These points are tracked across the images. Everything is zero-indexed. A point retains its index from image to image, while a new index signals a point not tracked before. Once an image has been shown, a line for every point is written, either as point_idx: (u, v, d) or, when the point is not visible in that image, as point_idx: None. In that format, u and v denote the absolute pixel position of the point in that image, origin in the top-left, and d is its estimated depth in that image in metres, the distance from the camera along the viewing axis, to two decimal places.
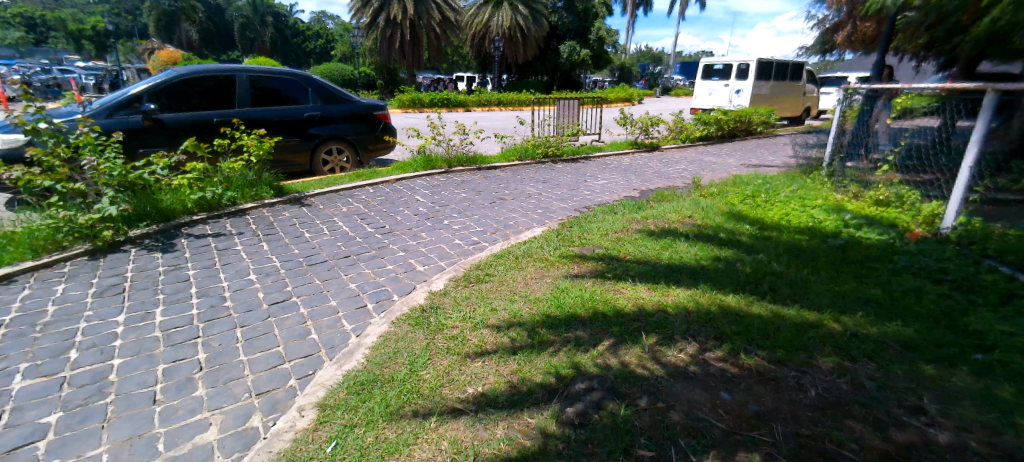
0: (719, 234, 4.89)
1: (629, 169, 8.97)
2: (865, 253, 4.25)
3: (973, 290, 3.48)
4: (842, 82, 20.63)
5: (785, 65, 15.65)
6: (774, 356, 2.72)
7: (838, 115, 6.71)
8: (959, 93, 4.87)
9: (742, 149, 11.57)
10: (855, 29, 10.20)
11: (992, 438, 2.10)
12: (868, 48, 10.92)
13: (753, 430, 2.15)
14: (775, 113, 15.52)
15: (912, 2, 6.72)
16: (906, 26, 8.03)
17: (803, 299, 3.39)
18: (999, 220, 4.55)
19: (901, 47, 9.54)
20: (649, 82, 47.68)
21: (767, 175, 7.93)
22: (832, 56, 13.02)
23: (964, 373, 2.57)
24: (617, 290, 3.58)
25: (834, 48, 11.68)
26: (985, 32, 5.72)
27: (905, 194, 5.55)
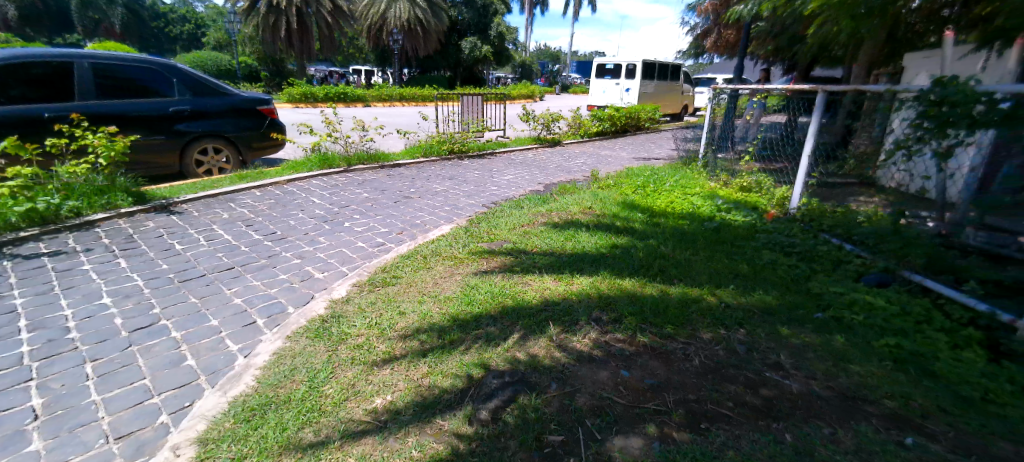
0: (615, 222, 5.21)
1: (533, 164, 9.20)
2: (735, 233, 4.81)
3: (817, 260, 4.10)
4: (712, 83, 23.12)
5: (666, 66, 17.11)
6: (664, 331, 2.96)
7: (710, 112, 7.54)
8: (800, 94, 5.67)
9: (633, 143, 12.47)
10: (720, 35, 11.40)
11: (832, 383, 2.50)
12: (732, 52, 12.33)
13: (649, 402, 2.32)
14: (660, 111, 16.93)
15: (763, 14, 7.68)
16: (760, 35, 9.19)
17: (688, 278, 3.73)
18: (832, 200, 5.41)
19: (758, 52, 10.89)
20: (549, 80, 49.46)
21: (654, 167, 8.63)
22: (704, 58, 14.52)
23: (811, 330, 3.01)
24: (525, 283, 3.65)
25: (704, 52, 12.99)
26: (818, 40, 6.70)
27: (763, 180, 6.39)
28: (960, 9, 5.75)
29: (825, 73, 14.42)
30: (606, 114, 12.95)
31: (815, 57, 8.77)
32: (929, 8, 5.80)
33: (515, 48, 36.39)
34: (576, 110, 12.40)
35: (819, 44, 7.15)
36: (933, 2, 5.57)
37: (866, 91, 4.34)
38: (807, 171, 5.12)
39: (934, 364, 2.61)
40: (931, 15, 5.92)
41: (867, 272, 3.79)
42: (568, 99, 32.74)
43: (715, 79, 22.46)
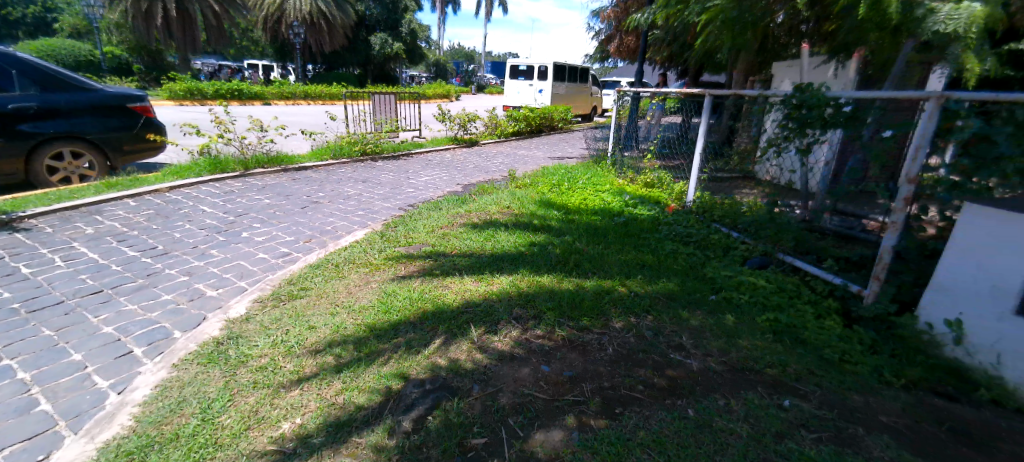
0: (533, 221, 5.31)
1: (451, 165, 9.10)
2: (641, 226, 5.13)
3: (711, 248, 4.50)
4: (618, 86, 24.53)
5: (575, 69, 17.83)
6: (580, 324, 3.07)
7: (615, 114, 7.98)
8: (692, 98, 6.20)
9: (548, 143, 12.82)
10: (622, 41, 12.12)
11: (726, 358, 2.75)
12: (633, 57, 13.16)
13: (568, 393, 2.39)
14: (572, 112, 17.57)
15: (658, 24, 8.29)
16: (656, 42, 9.91)
17: (601, 272, 3.91)
18: (723, 192, 5.99)
19: (656, 58, 11.72)
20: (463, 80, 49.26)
21: (568, 165, 8.94)
22: (610, 62, 15.33)
23: (708, 312, 3.31)
24: (445, 286, 3.60)
25: (609, 56, 13.73)
26: (704, 48, 7.37)
27: (664, 176, 6.89)
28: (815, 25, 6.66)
29: (713, 78, 15.92)
30: (521, 115, 13.15)
31: (703, 63, 9.64)
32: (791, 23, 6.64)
33: (427, 47, 35.72)
34: (491, 110, 12.47)
35: (706, 52, 7.88)
36: (794, 17, 6.38)
37: (744, 96, 4.85)
38: (701, 167, 5.61)
39: (806, 335, 2.99)
40: (793, 30, 6.79)
41: (751, 256, 4.24)
42: (483, 100, 32.88)
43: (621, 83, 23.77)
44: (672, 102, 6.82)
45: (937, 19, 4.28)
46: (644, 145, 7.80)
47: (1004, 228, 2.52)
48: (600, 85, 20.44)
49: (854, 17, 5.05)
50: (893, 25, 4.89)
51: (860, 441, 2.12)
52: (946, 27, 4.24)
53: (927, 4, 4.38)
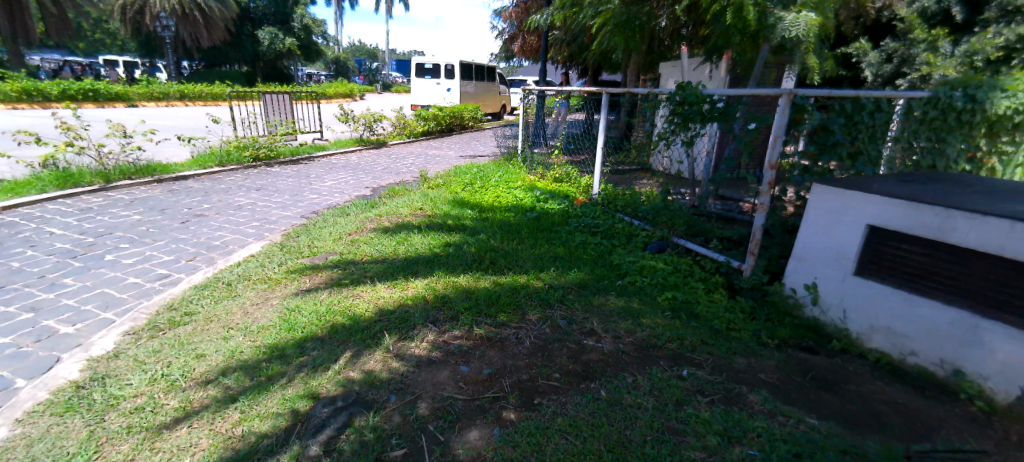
0: (447, 221, 5.25)
1: (358, 167, 8.68)
2: (552, 220, 5.30)
3: (615, 236, 4.79)
4: (524, 84, 25.01)
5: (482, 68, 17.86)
6: (498, 320, 3.10)
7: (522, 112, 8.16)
8: (592, 96, 6.53)
9: (459, 142, 12.74)
10: (525, 42, 12.41)
11: (633, 338, 2.95)
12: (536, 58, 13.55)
13: (488, 391, 2.40)
14: (481, 110, 17.58)
15: (558, 25, 8.61)
16: (557, 42, 10.28)
17: (516, 267, 3.98)
18: (624, 183, 6.40)
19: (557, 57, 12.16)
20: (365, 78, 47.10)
21: (479, 164, 8.96)
22: (515, 62, 15.59)
23: (615, 297, 3.51)
24: (356, 296, 3.42)
25: (514, 55, 13.97)
26: (600, 50, 7.80)
27: (571, 171, 7.18)
28: (693, 29, 7.33)
29: (611, 77, 16.89)
30: (430, 114, 12.89)
31: (601, 63, 10.20)
32: (673, 27, 7.25)
33: (323, 44, 33.62)
34: (398, 109, 12.08)
35: (602, 52, 8.34)
36: (675, 22, 7.00)
37: (636, 93, 5.21)
38: (602, 160, 5.93)
39: (698, 309, 3.30)
40: (675, 33, 7.46)
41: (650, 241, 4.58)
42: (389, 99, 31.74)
43: (527, 81, 24.23)
44: (574, 99, 7.13)
45: (784, 26, 5.06)
46: (551, 141, 8.07)
47: (839, 202, 2.94)
48: (507, 83, 20.69)
49: (722, 23, 5.65)
50: (752, 29, 5.55)
51: (745, 398, 2.39)
52: (791, 32, 5.06)
53: (776, 13, 5.16)
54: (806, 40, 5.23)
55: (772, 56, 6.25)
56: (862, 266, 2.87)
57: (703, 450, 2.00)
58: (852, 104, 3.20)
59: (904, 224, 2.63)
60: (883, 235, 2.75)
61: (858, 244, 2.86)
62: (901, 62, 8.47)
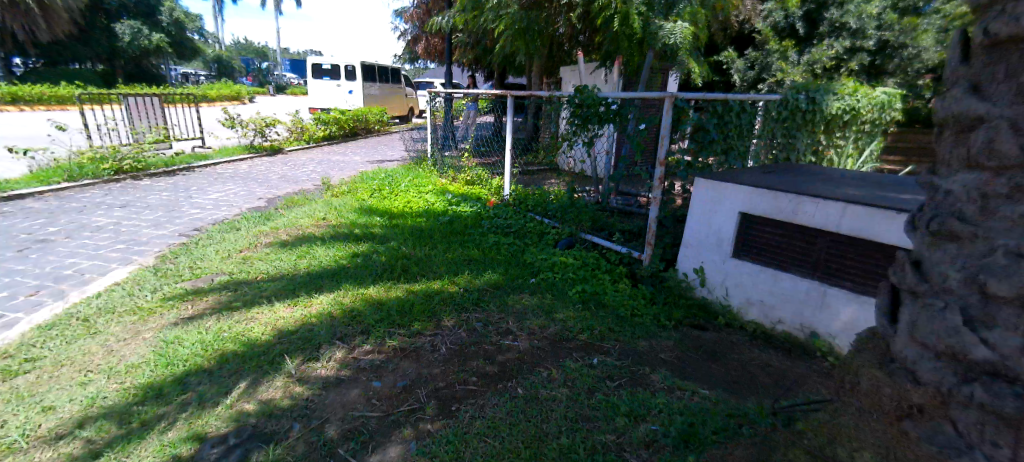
0: (354, 230, 4.98)
1: (249, 177, 7.93)
2: (465, 223, 5.27)
3: (527, 235, 4.88)
4: (431, 86, 24.51)
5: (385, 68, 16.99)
6: (412, 330, 3.01)
7: (430, 115, 8.02)
8: (498, 98, 6.60)
9: (364, 146, 12.17)
10: (429, 42, 12.19)
11: (548, 334, 3.03)
12: (441, 60, 13.46)
13: (403, 404, 2.32)
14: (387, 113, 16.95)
15: (462, 27, 8.61)
16: (461, 44, 10.29)
17: (429, 273, 3.90)
18: (534, 183, 6.55)
19: (462, 60, 12.19)
20: (253, 79, 43.24)
21: (387, 168, 8.64)
22: (420, 63, 15.31)
23: (529, 295, 3.58)
24: (251, 319, 3.12)
25: (418, 56, 13.71)
26: (503, 53, 7.94)
27: (481, 173, 7.20)
28: (589, 35, 7.75)
29: (517, 81, 17.28)
30: (331, 118, 12.11)
31: (506, 66, 10.42)
32: (571, 33, 7.61)
33: (200, 40, 30.23)
34: (293, 113, 11.23)
35: (506, 55, 8.51)
36: (572, 29, 7.36)
37: (538, 96, 5.37)
38: (511, 161, 6.02)
39: (604, 300, 3.48)
40: (573, 38, 7.86)
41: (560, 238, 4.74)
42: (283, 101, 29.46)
43: (433, 84, 23.89)
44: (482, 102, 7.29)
45: (663, 34, 5.69)
46: (461, 144, 7.98)
47: (716, 193, 3.28)
48: (413, 86, 20.20)
49: (612, 30, 6.07)
50: (639, 35, 6.02)
51: (648, 379, 2.56)
52: (669, 39, 5.71)
53: (657, 22, 5.80)
54: (681, 47, 5.91)
55: (658, 62, 6.82)
56: (737, 248, 3.23)
57: (613, 432, 2.11)
58: (722, 105, 3.68)
59: (767, 210, 3.01)
60: (753, 220, 3.12)
61: (733, 228, 3.21)
62: (761, 69, 9.74)
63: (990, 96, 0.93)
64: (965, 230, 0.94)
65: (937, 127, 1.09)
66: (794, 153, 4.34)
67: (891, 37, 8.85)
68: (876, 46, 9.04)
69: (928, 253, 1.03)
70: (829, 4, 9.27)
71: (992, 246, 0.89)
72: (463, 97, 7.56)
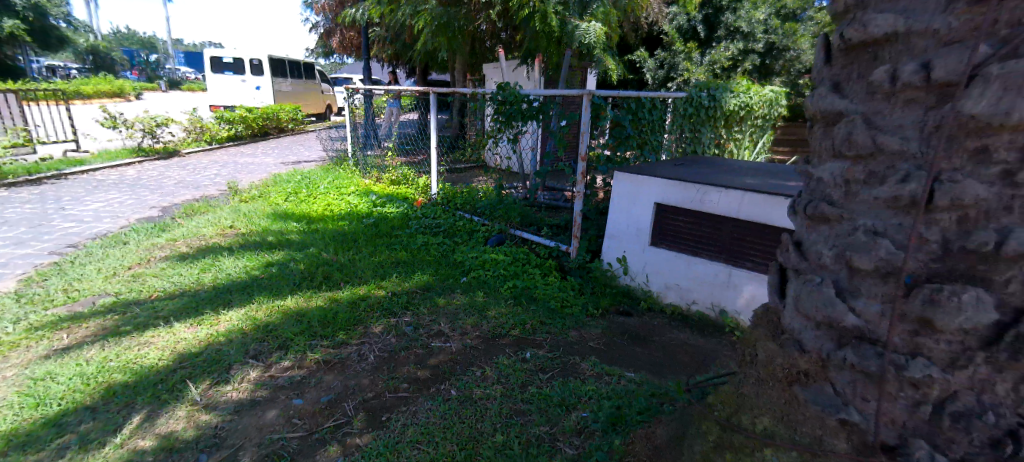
0: (267, 238, 4.64)
1: (139, 184, 7.11)
2: (390, 224, 5.11)
3: (456, 234, 4.81)
4: (349, 82, 23.45)
5: (298, 64, 15.95)
6: (336, 340, 2.86)
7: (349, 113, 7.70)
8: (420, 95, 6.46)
9: (277, 146, 11.39)
10: (344, 36, 11.63)
11: (480, 332, 3.02)
12: (358, 55, 12.99)
13: (328, 421, 2.20)
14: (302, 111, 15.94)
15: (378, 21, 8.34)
16: (380, 39, 9.96)
17: (354, 279, 3.73)
18: (461, 181, 6.50)
19: (381, 55, 11.79)
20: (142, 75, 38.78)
21: (304, 169, 8.13)
22: (337, 57, 14.60)
23: (460, 294, 3.55)
24: (146, 344, 2.80)
25: (333, 51, 13.06)
26: (423, 49, 7.80)
27: (407, 172, 6.99)
28: (510, 33, 7.81)
29: (440, 78, 17.06)
30: (235, 116, 11.19)
31: (427, 62, 10.25)
32: (493, 30, 7.62)
33: (73, 29, 26.55)
34: (190, 111, 10.22)
35: (426, 51, 8.40)
36: (493, 26, 7.40)
37: (460, 93, 5.33)
38: (437, 159, 5.92)
39: (534, 293, 3.54)
40: (494, 36, 7.89)
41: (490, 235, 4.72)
42: (180, 99, 26.73)
43: (351, 80, 22.86)
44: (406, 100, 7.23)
45: (579, 33, 6.03)
46: (385, 142, 7.63)
47: (633, 185, 3.45)
48: (329, 82, 19.19)
49: (531, 28, 6.19)
50: (558, 34, 6.23)
51: (577, 367, 2.65)
52: (585, 39, 6.06)
53: (573, 22, 6.11)
54: (596, 47, 6.30)
55: (576, 60, 7.05)
56: (654, 236, 3.43)
57: (546, 424, 2.15)
58: (635, 102, 3.94)
59: (679, 199, 3.23)
60: (667, 210, 3.33)
61: (650, 218, 3.40)
62: (669, 68, 10.37)
63: (847, 94, 1.06)
64: (833, 212, 1.06)
65: (810, 122, 1.22)
66: (700, 146, 4.70)
67: (777, 40, 9.84)
68: (765, 48, 10.01)
69: (807, 235, 1.15)
70: (724, 9, 10.11)
71: (855, 226, 1.02)
72: (385, 94, 7.29)
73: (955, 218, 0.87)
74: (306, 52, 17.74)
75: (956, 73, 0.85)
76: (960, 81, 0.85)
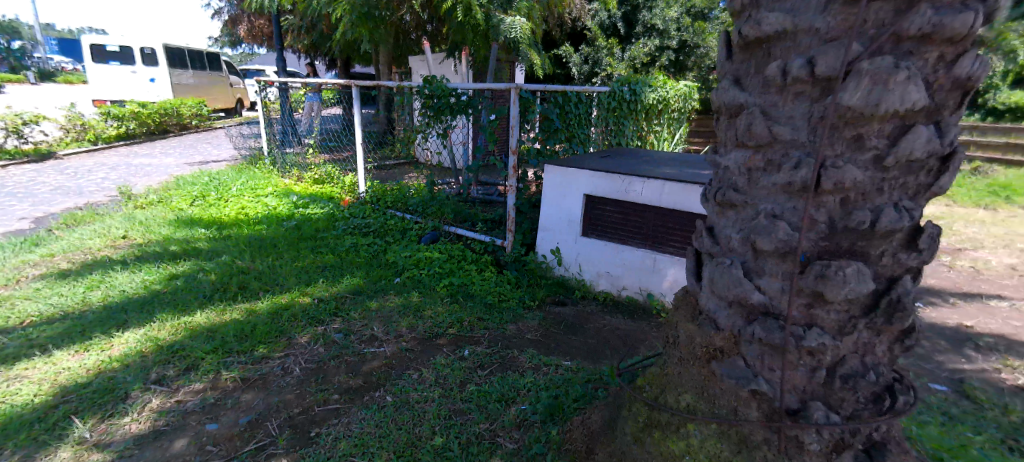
0: (169, 247, 4.21)
1: (5, 192, 6.16)
2: (314, 226, 4.83)
3: (387, 233, 4.64)
4: (262, 75, 21.85)
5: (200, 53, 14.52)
6: (255, 355, 2.67)
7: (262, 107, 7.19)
8: (341, 90, 6.15)
9: (180, 145, 10.36)
10: (252, 23, 10.76)
11: (416, 333, 2.95)
12: (270, 45, 12.09)
13: (250, 442, 2.04)
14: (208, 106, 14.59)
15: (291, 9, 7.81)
16: (294, 27, 9.34)
17: (275, 288, 3.49)
18: (390, 178, 6.28)
19: (296, 45, 11.07)
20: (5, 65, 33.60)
21: (214, 170, 7.46)
22: (246, 47, 13.51)
23: (393, 295, 3.44)
24: (18, 379, 2.44)
25: (241, 40, 12.07)
26: (342, 39, 7.41)
27: (331, 170, 6.59)
28: (435, 25, 7.64)
29: (363, 71, 16.36)
30: (126, 112, 10.01)
31: (348, 54, 9.77)
32: (417, 22, 7.40)
33: None
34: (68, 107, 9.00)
35: (346, 42, 7.97)
36: (417, 18, 7.19)
37: (384, 86, 5.12)
38: (364, 156, 5.67)
39: (470, 290, 3.51)
40: (419, 28, 7.69)
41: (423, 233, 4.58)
42: (56, 92, 23.45)
43: (263, 72, 21.28)
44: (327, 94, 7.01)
45: (504, 28, 5.96)
46: (305, 139, 7.16)
47: (562, 177, 3.53)
48: (239, 75, 17.72)
49: (455, 20, 6.08)
50: (483, 26, 6.15)
51: (516, 361, 2.67)
52: (510, 33, 6.00)
53: (498, 16, 6.04)
54: (522, 41, 6.29)
55: (503, 54, 7.04)
56: (585, 227, 3.53)
57: (485, 420, 2.14)
58: (562, 96, 4.02)
59: (606, 190, 3.34)
60: (595, 200, 3.44)
61: (581, 209, 3.50)
62: (593, 64, 10.68)
63: (746, 87, 1.13)
64: (738, 199, 1.14)
65: (716, 114, 1.29)
66: (624, 139, 4.91)
67: (688, 38, 10.47)
68: (678, 45, 10.62)
69: (717, 220, 1.23)
70: (641, 7, 10.57)
71: (758, 211, 1.10)
72: (302, 88, 6.84)
73: (838, 200, 1.00)
74: (210, 41, 16.26)
75: (835, 69, 0.94)
76: (838, 76, 0.94)
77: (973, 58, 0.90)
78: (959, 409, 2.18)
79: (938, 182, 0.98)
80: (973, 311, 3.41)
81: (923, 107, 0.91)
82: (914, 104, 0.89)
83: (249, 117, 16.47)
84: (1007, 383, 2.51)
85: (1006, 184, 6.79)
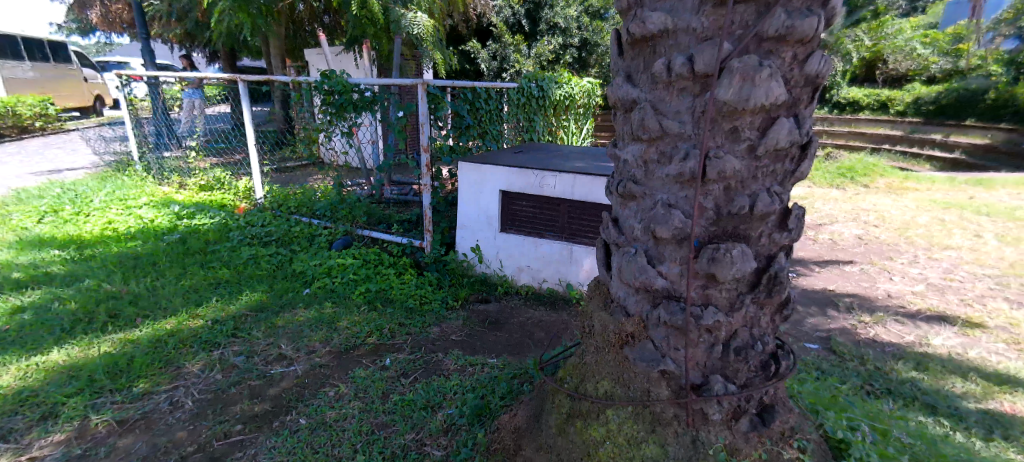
0: (10, 274, 3.53)
1: None
2: (203, 238, 4.33)
3: (292, 241, 4.28)
4: (126, 67, 19.11)
5: (38, 42, 12.32)
6: (134, 392, 2.34)
7: (125, 105, 6.16)
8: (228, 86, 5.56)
9: (20, 151, 8.75)
10: (107, 8, 9.34)
11: (332, 347, 2.77)
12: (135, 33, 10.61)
13: None
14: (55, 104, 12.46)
15: None
16: (160, 14, 8.27)
17: (156, 312, 3.08)
18: (290, 181, 5.83)
19: (167, 35, 9.84)
20: None
21: (68, 179, 6.38)
22: (104, 36, 11.75)
23: (302, 309, 3.20)
24: None
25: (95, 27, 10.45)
26: (224, 29, 6.70)
27: (220, 175, 5.95)
28: (332, 17, 7.24)
29: (253, 66, 14.93)
30: None
31: (232, 45, 8.89)
32: (310, 11, 6.90)
33: None
34: None
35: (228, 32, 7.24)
36: (311, 7, 6.74)
37: (278, 82, 4.68)
38: (258, 158, 5.18)
39: (388, 295, 3.37)
40: (314, 18, 7.23)
41: (334, 238, 4.27)
42: None
43: (127, 65, 18.66)
44: (210, 90, 6.90)
45: (404, 23, 5.72)
46: (186, 141, 6.37)
47: (477, 175, 3.52)
48: (94, 68, 15.34)
49: (352, 13, 5.79)
50: (382, 20, 5.92)
51: (440, 363, 2.62)
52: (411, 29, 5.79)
53: (397, 10, 5.79)
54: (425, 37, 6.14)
55: (407, 48, 6.84)
56: (503, 223, 3.56)
57: (410, 430, 2.07)
58: (471, 93, 3.98)
59: (520, 186, 3.39)
60: (511, 196, 3.47)
61: (498, 206, 3.51)
62: (501, 61, 10.77)
63: (637, 84, 1.19)
64: (637, 190, 1.20)
65: (613, 109, 1.35)
66: (535, 134, 5.02)
67: (589, 36, 11.03)
68: (580, 43, 11.12)
69: (621, 211, 1.29)
70: (542, 5, 10.82)
71: (655, 201, 1.16)
72: (178, 83, 6.06)
73: (722, 188, 1.09)
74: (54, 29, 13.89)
75: (711, 67, 1.01)
76: (713, 73, 1.02)
77: (820, 57, 1.03)
78: (829, 363, 2.54)
79: (800, 169, 1.11)
80: (834, 276, 3.98)
81: (784, 101, 1.02)
82: (777, 98, 0.99)
83: (112, 117, 14.33)
84: (864, 336, 2.96)
85: (851, 167, 8.00)
